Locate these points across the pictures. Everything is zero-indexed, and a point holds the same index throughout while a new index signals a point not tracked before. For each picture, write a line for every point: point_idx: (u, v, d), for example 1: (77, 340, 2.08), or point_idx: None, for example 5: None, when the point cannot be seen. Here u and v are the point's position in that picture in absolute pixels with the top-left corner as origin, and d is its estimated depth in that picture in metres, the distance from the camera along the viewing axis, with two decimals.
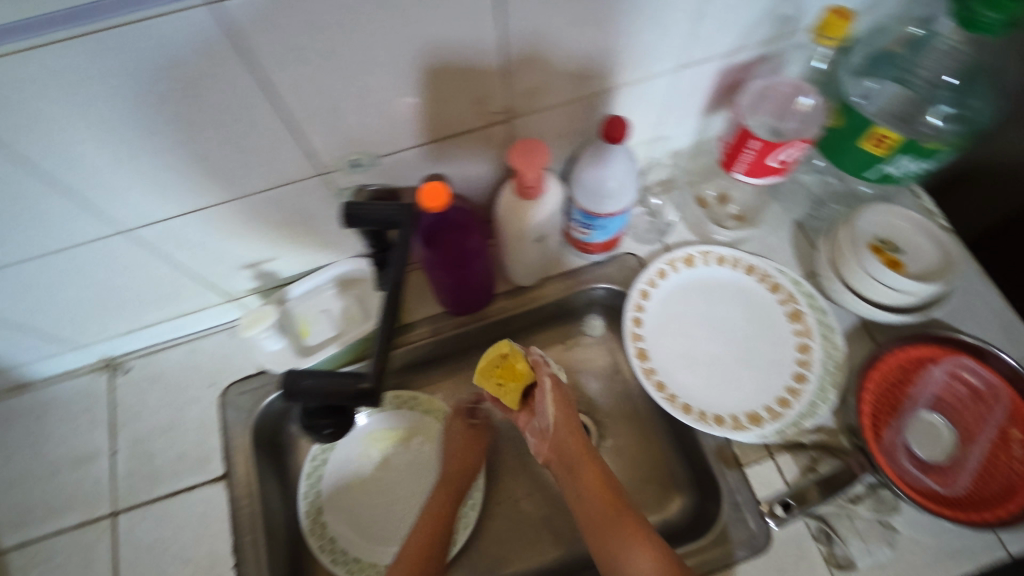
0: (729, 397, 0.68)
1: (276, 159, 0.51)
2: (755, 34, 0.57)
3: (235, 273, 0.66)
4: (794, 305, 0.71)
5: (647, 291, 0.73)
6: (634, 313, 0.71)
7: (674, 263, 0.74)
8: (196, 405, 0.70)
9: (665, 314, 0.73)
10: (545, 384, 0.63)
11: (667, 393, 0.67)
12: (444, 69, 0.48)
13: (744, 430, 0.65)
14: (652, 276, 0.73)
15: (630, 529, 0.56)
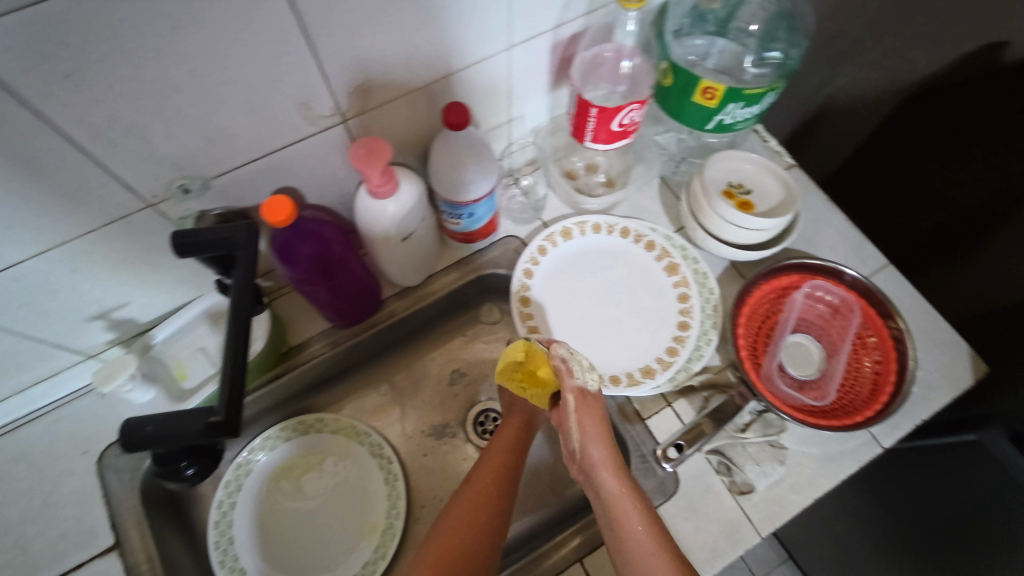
0: (622, 357, 0.70)
1: (89, 198, 0.47)
2: (576, 5, 0.58)
3: (84, 328, 0.60)
4: (669, 258, 0.75)
5: (531, 270, 0.74)
6: (520, 292, 0.73)
7: (552, 238, 0.75)
8: (71, 478, 0.64)
9: (551, 289, 0.74)
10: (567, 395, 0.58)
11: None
12: (254, 79, 0.45)
13: (638, 385, 0.67)
14: (533, 254, 0.74)
15: (653, 549, 0.50)
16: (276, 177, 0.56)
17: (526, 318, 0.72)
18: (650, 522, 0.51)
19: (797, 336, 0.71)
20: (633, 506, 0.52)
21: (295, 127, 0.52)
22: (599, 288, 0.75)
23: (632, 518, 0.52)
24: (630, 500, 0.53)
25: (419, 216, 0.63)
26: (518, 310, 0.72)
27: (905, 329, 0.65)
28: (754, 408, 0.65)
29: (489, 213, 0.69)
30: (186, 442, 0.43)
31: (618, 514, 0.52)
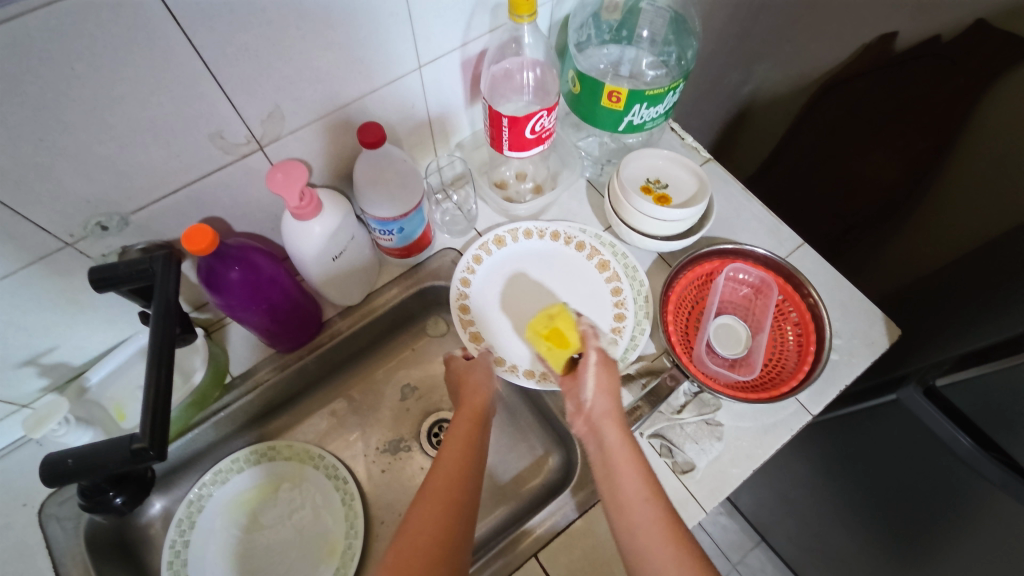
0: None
1: (1, 242, 0.47)
2: (477, 24, 0.62)
3: (13, 377, 0.60)
4: (600, 256, 0.78)
5: (468, 278, 0.76)
6: (459, 299, 0.75)
7: (487, 245, 0.78)
8: (10, 532, 0.62)
9: (489, 295, 0.77)
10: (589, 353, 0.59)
11: (506, 363, 0.71)
12: (163, 114, 0.47)
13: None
14: (470, 263, 0.77)
15: (652, 500, 0.51)
16: (199, 209, 0.57)
17: (467, 324, 0.73)
18: (647, 476, 0.52)
19: (724, 318, 0.74)
20: (633, 460, 0.53)
21: (211, 157, 0.53)
22: (536, 290, 0.77)
23: (629, 471, 0.52)
24: (629, 455, 0.53)
25: (346, 236, 0.64)
26: (458, 316, 0.74)
27: (820, 299, 0.69)
28: (687, 390, 0.68)
29: (419, 227, 0.71)
30: (109, 469, 0.45)
31: (616, 467, 0.53)
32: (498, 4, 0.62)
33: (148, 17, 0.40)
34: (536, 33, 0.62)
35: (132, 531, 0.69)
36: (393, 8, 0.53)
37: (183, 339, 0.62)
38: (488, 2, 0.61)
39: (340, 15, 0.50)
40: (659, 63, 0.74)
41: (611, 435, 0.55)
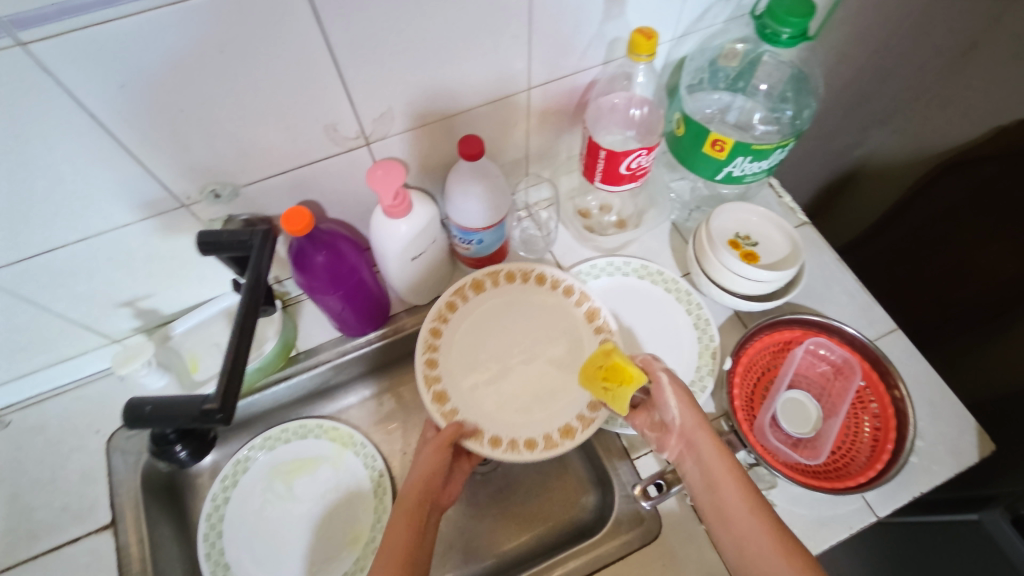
0: (539, 420, 0.65)
1: (128, 193, 0.51)
2: (592, 55, 0.62)
3: (113, 313, 0.65)
4: (589, 305, 0.71)
5: (437, 329, 0.69)
6: (426, 354, 0.67)
7: (463, 292, 0.71)
8: (80, 453, 0.67)
9: (461, 346, 0.70)
10: (657, 377, 0.59)
11: (476, 433, 0.64)
12: (286, 100, 0.50)
13: (555, 449, 0.63)
14: (439, 310, 0.69)
15: (754, 510, 0.52)
16: (301, 191, 0.61)
17: (430, 384, 0.66)
18: (749, 488, 0.53)
19: (794, 392, 0.69)
20: (732, 473, 0.54)
21: (321, 146, 0.56)
22: (518, 336, 0.71)
23: (733, 489, 0.53)
24: (732, 476, 0.54)
25: (427, 240, 0.66)
26: (422, 374, 0.66)
27: (906, 395, 0.63)
28: (745, 457, 0.65)
29: (498, 241, 0.72)
30: (179, 424, 0.48)
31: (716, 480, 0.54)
32: (616, 38, 0.61)
33: (290, 11, 0.43)
34: (650, 73, 0.64)
35: (184, 478, 0.73)
36: (513, 29, 0.55)
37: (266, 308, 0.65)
38: (607, 35, 0.61)
39: (463, 33, 0.52)
40: (772, 118, 0.72)
41: (702, 449, 0.56)
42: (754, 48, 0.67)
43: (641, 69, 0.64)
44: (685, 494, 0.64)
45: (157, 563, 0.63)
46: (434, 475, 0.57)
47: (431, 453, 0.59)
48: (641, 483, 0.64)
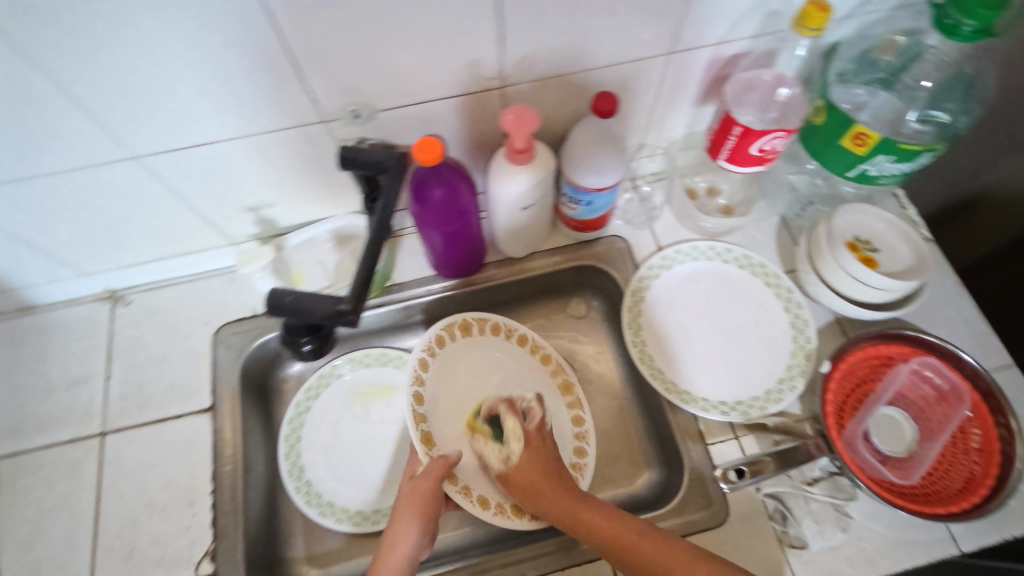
0: (518, 481, 0.68)
1: (280, 101, 0.54)
2: (744, 25, 0.60)
3: (237, 216, 0.69)
4: (563, 376, 0.76)
5: (426, 360, 0.66)
6: (415, 387, 0.63)
7: (452, 329, 0.70)
8: (189, 340, 0.73)
9: (444, 385, 0.68)
10: (529, 420, 0.64)
11: (461, 486, 0.62)
12: (442, 30, 0.51)
13: (543, 518, 0.64)
14: (431, 343, 0.67)
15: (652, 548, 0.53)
16: (430, 125, 0.62)
17: (420, 423, 0.61)
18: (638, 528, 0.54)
19: (892, 409, 0.66)
20: (616, 518, 0.55)
21: (460, 82, 0.57)
22: (494, 395, 0.72)
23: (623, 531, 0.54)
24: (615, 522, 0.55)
25: (540, 192, 0.66)
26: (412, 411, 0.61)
27: (1019, 431, 0.60)
28: (827, 465, 0.64)
29: (606, 206, 0.71)
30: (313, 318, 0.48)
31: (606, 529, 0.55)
32: (774, 11, 0.59)
33: None
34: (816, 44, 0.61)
35: (274, 381, 0.78)
36: None
37: None
38: (766, 7, 0.58)
39: None
40: (928, 119, 0.65)
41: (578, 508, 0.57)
42: (920, 40, 0.63)
43: (804, 41, 0.60)
44: (757, 489, 0.64)
45: (246, 452, 0.68)
46: (424, 519, 0.56)
47: (424, 492, 0.56)
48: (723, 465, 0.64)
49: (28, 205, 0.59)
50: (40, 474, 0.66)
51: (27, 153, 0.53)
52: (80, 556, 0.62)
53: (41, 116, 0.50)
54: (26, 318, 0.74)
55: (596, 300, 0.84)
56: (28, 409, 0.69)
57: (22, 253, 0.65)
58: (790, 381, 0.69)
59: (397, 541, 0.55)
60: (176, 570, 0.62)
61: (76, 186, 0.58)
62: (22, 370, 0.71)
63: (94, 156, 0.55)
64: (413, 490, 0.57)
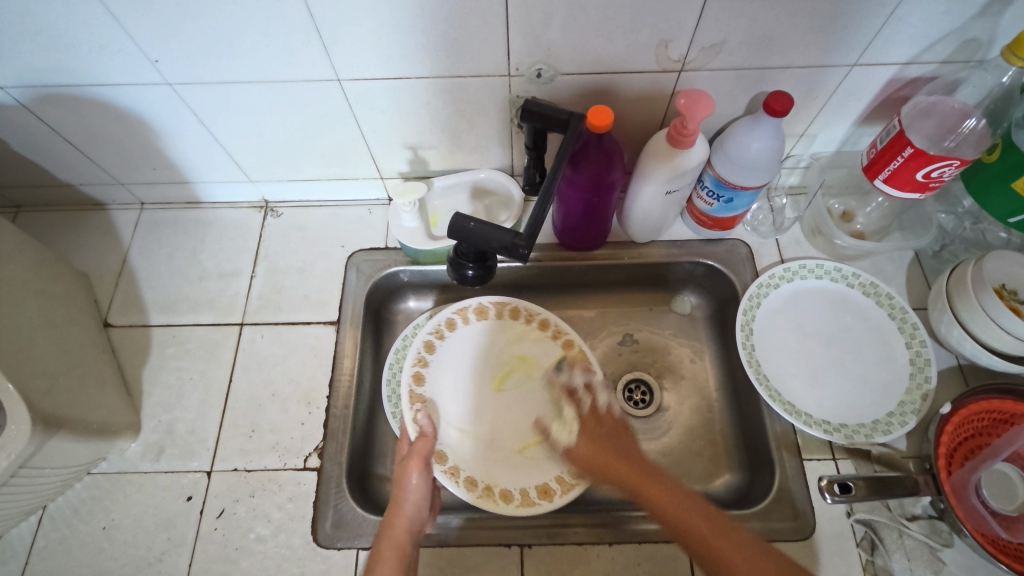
0: (516, 466, 0.67)
1: (480, 50, 0.58)
2: (938, 50, 0.59)
3: (395, 154, 0.74)
4: (590, 367, 0.71)
5: (432, 343, 0.72)
6: (417, 367, 0.70)
7: (465, 314, 0.75)
8: (326, 259, 0.79)
9: (453, 372, 0.72)
10: (585, 404, 0.67)
11: (449, 466, 0.66)
12: (649, 5, 0.53)
13: (530, 508, 0.64)
14: (467, 309, 0.75)
15: (696, 516, 0.53)
16: (598, 95, 0.65)
17: (415, 402, 0.68)
18: (691, 497, 0.55)
19: (1005, 465, 0.63)
20: (664, 490, 0.56)
21: (644, 60, 0.60)
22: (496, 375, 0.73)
23: (668, 501, 0.55)
24: (664, 493, 0.55)
25: (688, 178, 0.67)
26: (409, 390, 0.69)
27: None
28: (928, 506, 0.62)
29: (744, 207, 0.72)
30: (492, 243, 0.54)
31: (664, 501, 0.55)
32: (975, 39, 0.58)
33: None
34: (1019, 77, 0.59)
35: (388, 312, 0.81)
36: None
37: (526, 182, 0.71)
38: (968, 33, 0.57)
39: None
40: None
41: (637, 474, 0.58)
42: None
43: (1010, 70, 0.58)
44: (848, 512, 0.64)
45: (361, 369, 0.73)
46: (425, 468, 0.59)
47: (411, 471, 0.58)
48: (830, 477, 0.65)
49: (232, 108, 0.66)
50: (186, 346, 0.74)
51: (251, 61, 0.59)
52: (209, 426, 0.69)
53: (278, 31, 0.55)
54: (193, 211, 0.83)
55: (702, 300, 0.83)
56: (183, 290, 0.77)
57: (210, 151, 0.73)
58: (902, 416, 0.68)
59: (402, 493, 0.57)
60: (288, 458, 0.67)
61: (278, 97, 0.64)
62: (183, 254, 0.80)
63: (307, 72, 0.60)
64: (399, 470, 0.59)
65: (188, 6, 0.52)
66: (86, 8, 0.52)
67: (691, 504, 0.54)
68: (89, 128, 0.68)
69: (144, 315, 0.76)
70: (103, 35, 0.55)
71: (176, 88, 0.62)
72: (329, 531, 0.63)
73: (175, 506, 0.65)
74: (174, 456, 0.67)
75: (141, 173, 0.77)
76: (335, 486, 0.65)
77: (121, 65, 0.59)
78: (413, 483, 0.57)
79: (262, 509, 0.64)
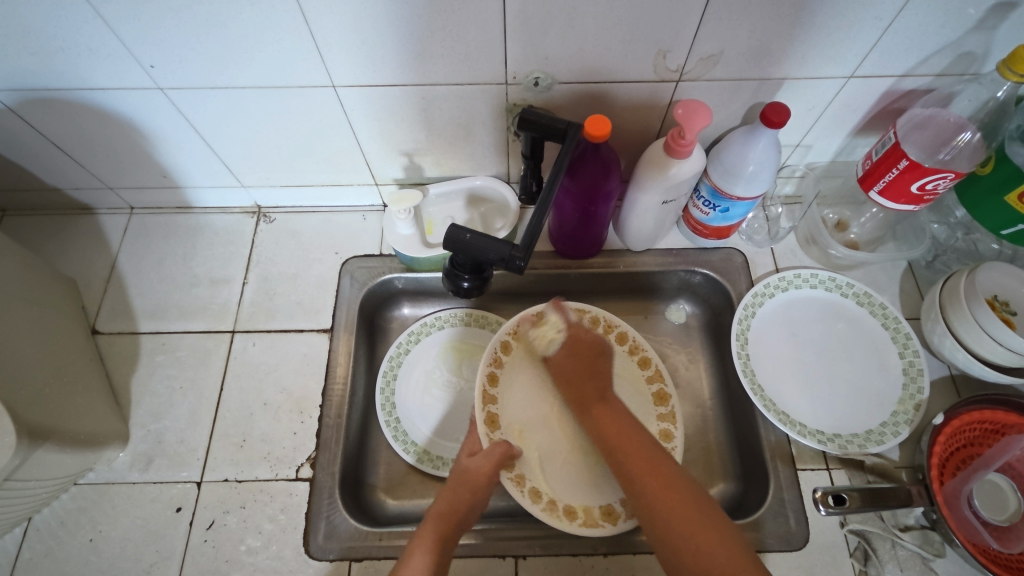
0: (585, 487, 0.65)
1: (478, 59, 0.58)
2: (933, 63, 0.59)
3: (391, 160, 0.74)
4: (660, 385, 0.72)
5: (510, 344, 0.70)
6: (491, 367, 0.68)
7: (542, 313, 0.72)
8: (320, 265, 0.78)
9: (527, 372, 0.70)
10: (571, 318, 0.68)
11: (515, 474, 0.63)
12: (647, 15, 0.53)
13: (594, 528, 0.62)
14: (547, 308, 0.72)
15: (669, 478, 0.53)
16: (596, 103, 0.65)
17: (487, 405, 0.66)
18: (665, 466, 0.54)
19: (997, 476, 0.64)
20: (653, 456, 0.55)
21: (643, 69, 0.60)
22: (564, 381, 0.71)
23: (655, 462, 0.55)
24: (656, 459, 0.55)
25: (684, 188, 0.67)
26: (483, 390, 0.66)
27: None
28: (921, 516, 0.62)
29: (740, 216, 0.71)
30: (488, 257, 0.54)
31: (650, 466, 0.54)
32: (970, 53, 0.58)
33: None
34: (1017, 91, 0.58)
35: (381, 319, 0.80)
36: (878, 10, 0.53)
37: (521, 190, 0.70)
38: (963, 47, 0.57)
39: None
40: None
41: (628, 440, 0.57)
42: None
43: (1004, 84, 0.58)
44: (841, 523, 0.64)
45: (354, 378, 0.72)
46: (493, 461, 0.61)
47: (478, 473, 0.60)
48: (823, 489, 0.64)
49: (224, 112, 0.64)
50: (176, 354, 0.73)
51: (242, 65, 0.58)
52: (200, 435, 0.68)
53: (273, 36, 0.54)
54: (184, 216, 0.82)
55: (696, 308, 0.83)
56: (172, 297, 0.76)
57: (202, 156, 0.72)
58: (895, 426, 0.68)
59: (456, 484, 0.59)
60: (280, 468, 0.66)
61: (270, 102, 0.63)
62: (173, 259, 0.79)
63: (301, 77, 0.59)
64: (458, 468, 0.61)
65: (180, 9, 0.51)
66: (74, 10, 0.51)
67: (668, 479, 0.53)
68: (79, 132, 0.67)
69: (133, 322, 0.75)
70: (94, 39, 0.54)
71: (168, 93, 0.61)
72: (321, 542, 0.62)
73: (164, 518, 0.64)
74: (163, 466, 0.66)
75: (131, 177, 0.76)
76: (327, 496, 0.64)
77: (113, 69, 0.58)
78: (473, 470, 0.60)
79: (254, 520, 0.63)
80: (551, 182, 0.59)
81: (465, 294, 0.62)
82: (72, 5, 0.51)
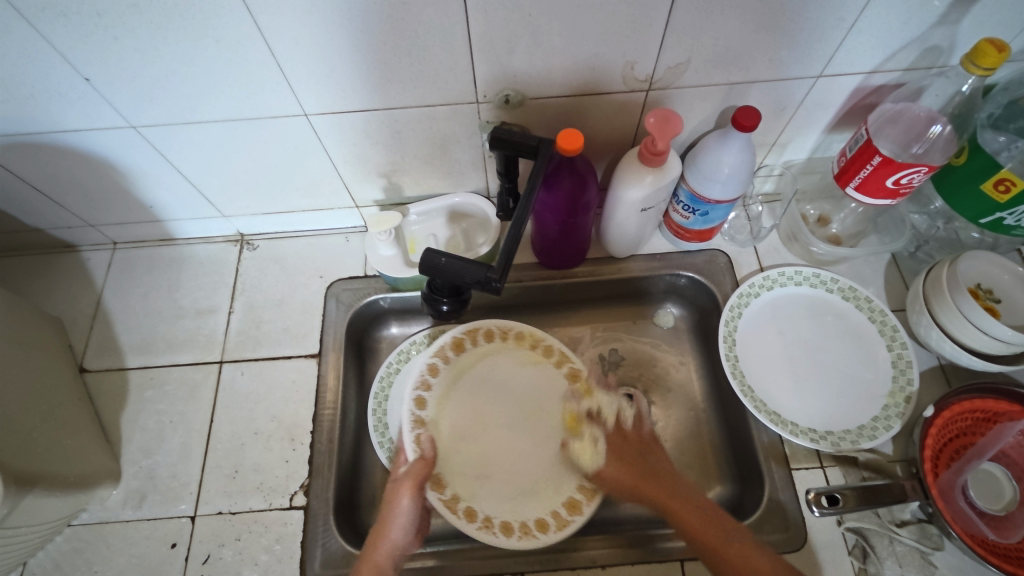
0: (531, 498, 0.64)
1: (446, 81, 0.58)
2: (900, 58, 0.60)
3: (369, 182, 0.74)
4: (569, 365, 0.71)
5: (436, 365, 0.68)
6: (418, 391, 0.66)
7: (474, 334, 0.71)
8: (305, 290, 0.78)
9: (453, 396, 0.68)
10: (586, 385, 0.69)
11: (447, 495, 0.62)
12: (612, 29, 0.53)
13: (530, 540, 0.61)
14: (475, 329, 0.71)
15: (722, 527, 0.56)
16: (570, 116, 0.65)
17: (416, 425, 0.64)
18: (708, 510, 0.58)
19: (992, 465, 0.64)
20: (701, 507, 0.59)
21: (613, 81, 0.60)
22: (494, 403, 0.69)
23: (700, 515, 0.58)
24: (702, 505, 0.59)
25: (662, 194, 0.67)
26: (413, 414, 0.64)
27: None
28: (917, 510, 0.62)
29: (720, 219, 0.72)
30: (464, 281, 0.54)
31: (699, 520, 0.57)
32: (936, 47, 0.58)
33: None
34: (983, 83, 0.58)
35: (370, 340, 0.80)
36: (841, 11, 0.54)
37: (499, 206, 0.70)
38: (928, 42, 0.58)
39: (798, 3, 0.52)
40: None
41: (676, 492, 0.60)
42: None
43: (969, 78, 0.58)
44: (837, 521, 0.64)
45: (344, 402, 0.72)
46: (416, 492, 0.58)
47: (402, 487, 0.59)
48: (816, 489, 0.65)
49: (196, 145, 0.65)
50: (164, 388, 0.73)
51: (213, 99, 0.58)
52: (191, 468, 0.68)
53: (241, 71, 0.54)
54: (167, 247, 0.82)
55: (685, 311, 0.83)
56: (159, 330, 0.76)
57: (180, 189, 0.72)
58: (887, 421, 0.67)
59: (392, 513, 0.57)
60: (274, 498, 0.66)
61: (245, 133, 0.63)
62: (159, 292, 0.79)
63: (273, 108, 0.60)
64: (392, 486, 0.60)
65: (147, 51, 0.51)
66: (40, 56, 0.51)
67: (710, 524, 0.57)
68: (53, 173, 0.67)
69: (120, 358, 0.74)
70: (63, 84, 0.54)
71: (141, 130, 0.62)
72: (318, 570, 0.62)
73: (159, 554, 0.63)
74: (156, 502, 0.66)
75: (110, 214, 0.76)
76: (322, 523, 0.64)
77: (83, 112, 0.58)
78: (403, 506, 0.57)
79: (249, 552, 0.63)
80: (525, 199, 0.59)
81: (446, 315, 0.62)
82: (35, 52, 0.51)
